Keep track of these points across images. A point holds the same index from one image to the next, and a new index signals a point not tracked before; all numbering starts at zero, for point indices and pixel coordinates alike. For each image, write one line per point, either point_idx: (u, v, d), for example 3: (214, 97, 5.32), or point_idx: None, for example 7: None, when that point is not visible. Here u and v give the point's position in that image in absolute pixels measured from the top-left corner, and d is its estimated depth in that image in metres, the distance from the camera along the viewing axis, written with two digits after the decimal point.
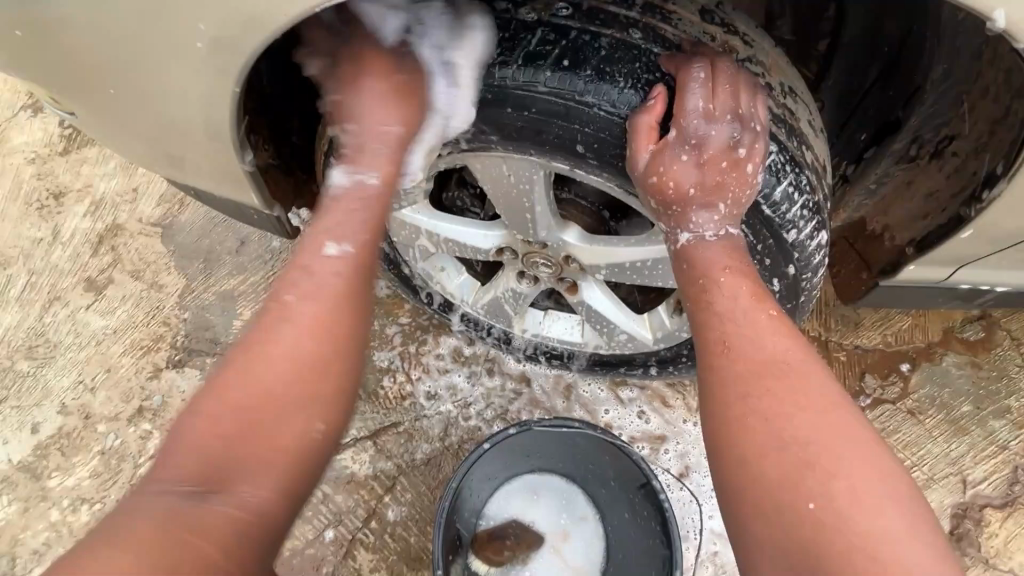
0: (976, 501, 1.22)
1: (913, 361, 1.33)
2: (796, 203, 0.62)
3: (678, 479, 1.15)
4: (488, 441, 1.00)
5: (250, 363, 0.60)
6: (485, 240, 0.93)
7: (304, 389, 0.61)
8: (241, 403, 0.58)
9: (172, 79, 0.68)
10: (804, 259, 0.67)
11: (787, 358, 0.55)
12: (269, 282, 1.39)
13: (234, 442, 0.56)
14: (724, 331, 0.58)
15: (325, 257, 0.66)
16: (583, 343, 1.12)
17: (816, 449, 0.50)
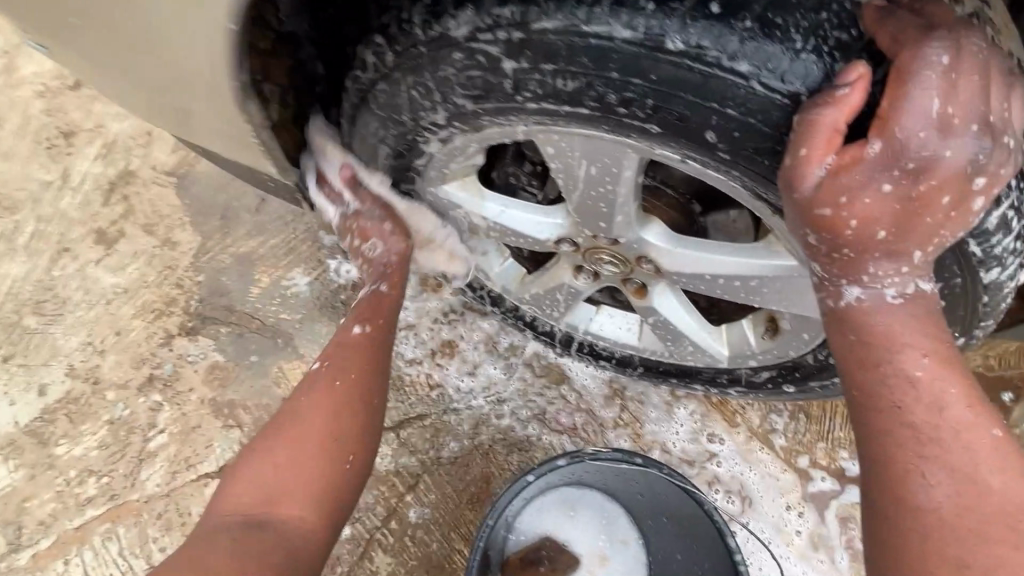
0: None
1: (1017, 390, 1.14)
2: (1012, 234, 0.48)
3: (762, 542, 1.03)
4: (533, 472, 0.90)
5: (282, 425, 0.69)
6: (538, 229, 0.77)
7: (328, 431, 0.69)
8: (281, 458, 0.66)
9: (163, 17, 0.56)
10: (992, 301, 0.54)
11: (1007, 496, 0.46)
12: (290, 246, 1.26)
13: (271, 490, 0.65)
14: (920, 449, 0.47)
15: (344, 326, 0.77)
16: (639, 347, 0.97)
17: None
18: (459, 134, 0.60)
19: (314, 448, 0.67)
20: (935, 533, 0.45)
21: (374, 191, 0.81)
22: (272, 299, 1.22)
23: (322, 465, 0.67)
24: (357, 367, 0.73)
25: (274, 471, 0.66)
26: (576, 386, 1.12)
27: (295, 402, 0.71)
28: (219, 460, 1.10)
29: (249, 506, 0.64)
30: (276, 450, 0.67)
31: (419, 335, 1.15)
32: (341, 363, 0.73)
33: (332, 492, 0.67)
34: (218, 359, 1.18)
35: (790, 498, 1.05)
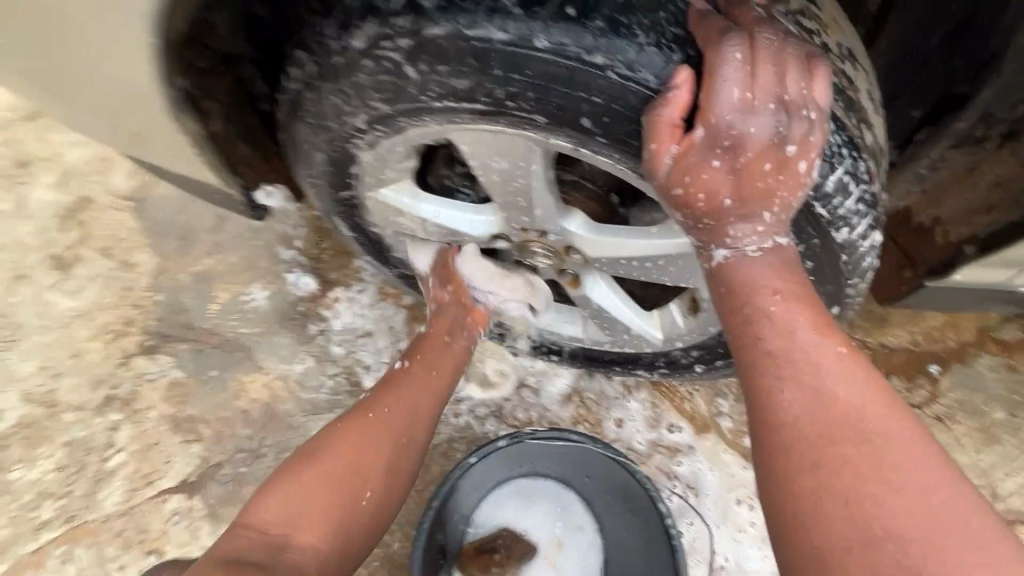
0: (1005, 515, 1.11)
1: (943, 362, 1.20)
2: (851, 196, 0.55)
3: (708, 524, 1.09)
4: (475, 453, 0.95)
5: (310, 453, 0.78)
6: (473, 227, 0.82)
7: (357, 461, 0.79)
8: (318, 480, 0.76)
9: (105, 56, 0.65)
10: (853, 261, 0.61)
11: (862, 406, 0.48)
12: (248, 263, 1.29)
13: (295, 517, 0.71)
14: (776, 371, 0.51)
15: (414, 362, 0.93)
16: (582, 337, 1.02)
17: (906, 538, 0.42)
18: (381, 136, 0.66)
19: (347, 473, 0.78)
20: (798, 451, 0.48)
21: (319, 199, 0.86)
22: (231, 314, 1.25)
23: (350, 499, 0.76)
24: (416, 401, 0.89)
25: (299, 492, 0.73)
26: (531, 382, 1.16)
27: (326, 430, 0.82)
28: (179, 476, 1.11)
29: (276, 529, 0.70)
30: (304, 474, 0.76)
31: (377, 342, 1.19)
32: (410, 389, 0.90)
33: (345, 531, 0.74)
34: (177, 375, 1.19)
35: (731, 483, 1.10)
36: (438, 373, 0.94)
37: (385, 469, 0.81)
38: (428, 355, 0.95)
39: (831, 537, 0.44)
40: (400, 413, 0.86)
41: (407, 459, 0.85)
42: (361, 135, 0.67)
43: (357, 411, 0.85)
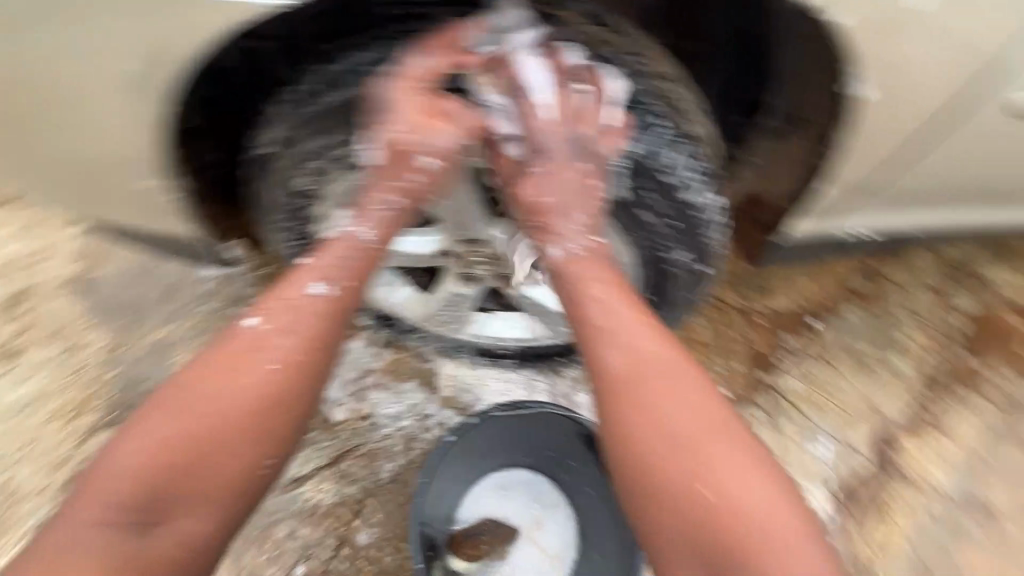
0: (890, 428, 1.33)
1: (821, 315, 1.44)
2: (683, 168, 0.85)
3: None
4: (452, 433, 1.09)
5: (181, 402, 0.75)
6: (422, 246, 1.00)
7: (246, 416, 0.76)
8: (191, 455, 0.73)
9: (100, 112, 0.76)
10: (698, 216, 0.88)
11: (678, 414, 0.77)
12: (205, 325, 1.34)
13: (175, 476, 0.72)
14: (611, 346, 0.81)
15: (304, 296, 0.81)
16: (527, 336, 1.18)
17: (687, 441, 0.76)
18: (340, 178, 0.91)
19: (227, 443, 0.75)
20: (630, 395, 0.79)
21: (288, 249, 1.03)
22: None
23: (234, 466, 0.75)
24: (305, 346, 0.80)
25: (178, 454, 0.73)
26: (491, 389, 1.29)
27: (193, 381, 0.76)
28: None
29: (151, 489, 0.71)
30: (173, 439, 0.73)
31: (341, 378, 1.29)
32: (286, 348, 0.79)
33: (239, 485, 0.76)
34: None
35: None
36: (316, 318, 0.81)
37: (274, 431, 0.77)
38: (325, 278, 0.83)
39: (647, 450, 0.77)
40: (272, 372, 0.77)
41: (290, 422, 0.79)
42: (326, 181, 0.91)
43: (236, 356, 0.78)
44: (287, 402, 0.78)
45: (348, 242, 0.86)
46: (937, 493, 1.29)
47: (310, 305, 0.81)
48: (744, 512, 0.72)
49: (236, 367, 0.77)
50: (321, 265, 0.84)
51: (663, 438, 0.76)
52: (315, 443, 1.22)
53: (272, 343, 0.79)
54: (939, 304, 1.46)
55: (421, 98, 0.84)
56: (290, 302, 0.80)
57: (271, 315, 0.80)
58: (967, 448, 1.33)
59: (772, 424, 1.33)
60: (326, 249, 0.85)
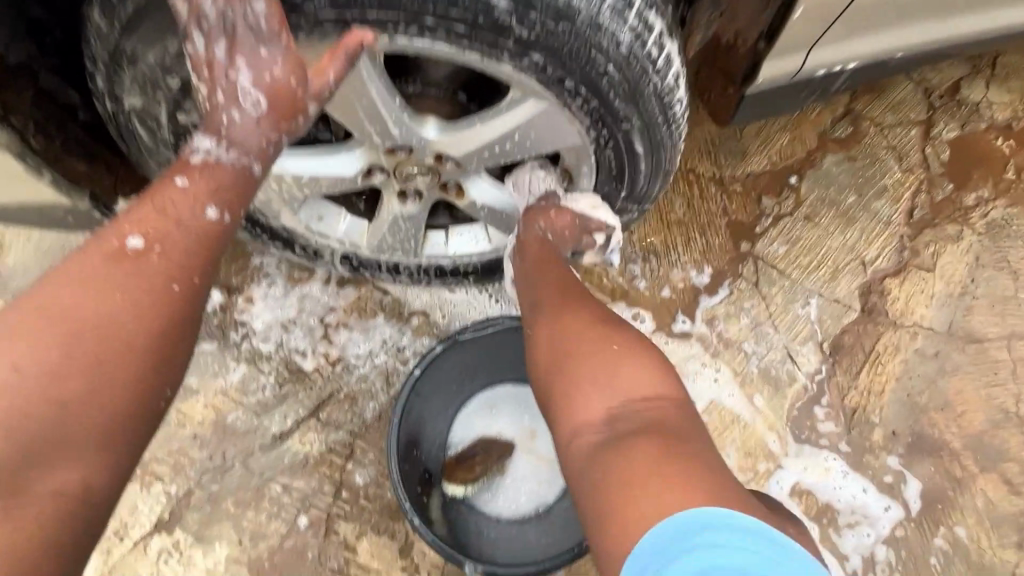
0: (876, 276, 1.29)
1: (799, 172, 1.36)
2: (628, 13, 0.65)
3: None
4: (417, 365, 1.01)
5: (42, 319, 0.55)
6: (346, 166, 0.85)
7: (137, 334, 0.57)
8: (74, 388, 0.53)
9: None
10: (658, 74, 0.70)
11: (583, 326, 0.79)
12: None
13: (37, 409, 0.52)
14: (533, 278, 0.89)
15: (195, 210, 0.63)
16: (489, 249, 1.08)
17: (588, 340, 0.77)
18: (195, 104, 0.70)
19: (115, 376, 0.56)
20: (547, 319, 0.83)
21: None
22: None
23: (120, 390, 0.56)
24: (203, 268, 0.63)
25: (48, 391, 0.52)
26: (460, 312, 1.22)
27: (54, 296, 0.56)
28: (153, 517, 1.09)
29: (3, 434, 0.50)
30: (37, 379, 0.52)
31: (302, 326, 1.20)
32: (185, 263, 0.62)
33: (133, 424, 0.56)
34: None
35: (655, 332, 1.27)
36: (211, 236, 0.64)
37: (174, 349, 0.60)
38: (218, 195, 0.64)
39: (554, 354, 0.78)
40: (165, 288, 0.60)
41: (190, 342, 0.62)
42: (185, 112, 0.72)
43: (117, 265, 0.59)
44: (186, 323, 0.61)
45: (232, 170, 0.65)
46: (925, 330, 1.25)
47: (205, 230, 0.63)
48: (636, 387, 0.70)
49: (125, 278, 0.58)
50: (197, 184, 0.64)
51: (567, 342, 0.78)
52: (290, 397, 1.17)
53: (166, 257, 0.61)
54: (918, 138, 1.38)
55: (273, 17, 0.61)
56: (178, 218, 0.62)
57: (155, 231, 0.61)
58: (955, 280, 1.29)
59: (758, 292, 1.28)
60: (198, 168, 0.64)
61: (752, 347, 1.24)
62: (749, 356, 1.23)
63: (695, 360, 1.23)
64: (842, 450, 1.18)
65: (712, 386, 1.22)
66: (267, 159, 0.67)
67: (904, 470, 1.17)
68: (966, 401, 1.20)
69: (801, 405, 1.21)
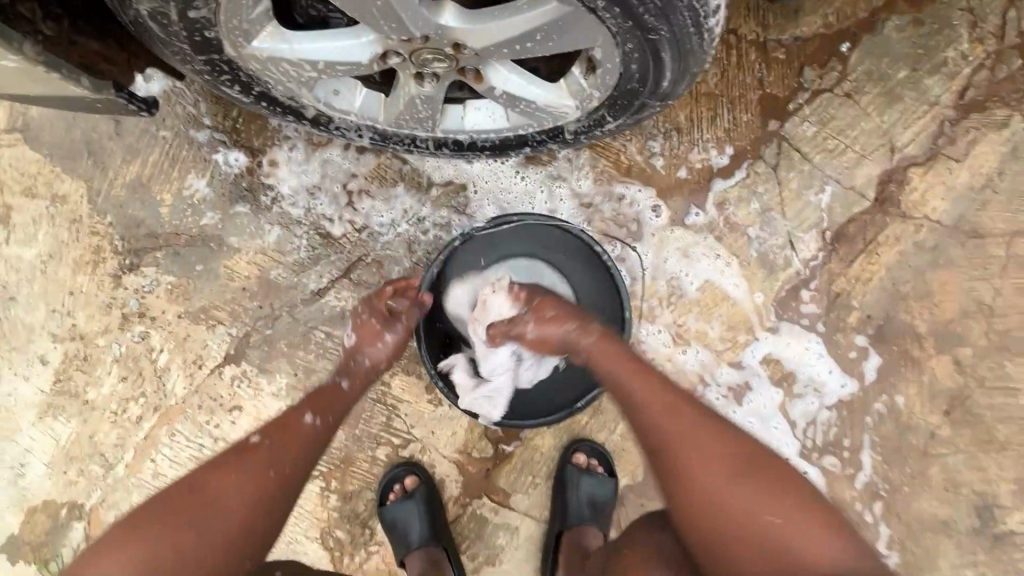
0: (900, 164, 1.26)
1: (853, 39, 1.24)
2: None
3: (657, 251, 1.30)
4: (437, 263, 1.18)
5: (195, 484, 0.92)
6: (360, 50, 0.83)
7: (241, 504, 0.90)
8: (187, 537, 0.85)
9: None
10: None
11: (722, 476, 0.89)
12: (173, 156, 1.29)
13: (165, 551, 0.84)
14: (662, 412, 0.93)
15: (298, 416, 1.01)
16: (509, 127, 1.07)
17: (730, 501, 0.87)
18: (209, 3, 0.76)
19: (217, 534, 0.87)
20: (676, 459, 0.90)
21: (209, 81, 0.96)
22: (184, 212, 1.29)
23: (214, 555, 0.87)
24: (284, 464, 0.96)
25: (172, 537, 0.85)
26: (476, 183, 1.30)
27: (208, 474, 0.93)
28: (221, 352, 1.29)
29: (137, 565, 0.82)
30: (167, 527, 0.86)
31: (327, 193, 1.29)
32: (275, 458, 0.96)
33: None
34: (170, 279, 1.29)
35: (665, 222, 1.30)
36: (302, 436, 0.99)
37: (256, 531, 0.91)
38: (313, 407, 1.02)
39: (698, 505, 0.88)
40: (265, 480, 0.93)
41: (267, 529, 0.93)
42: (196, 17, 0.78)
43: (242, 453, 0.96)
44: (272, 510, 0.93)
45: (327, 388, 1.06)
46: (931, 224, 1.27)
47: (302, 431, 0.99)
48: (789, 548, 0.83)
49: (245, 463, 0.94)
50: (310, 403, 1.03)
51: (714, 496, 0.88)
52: (323, 259, 1.29)
53: (267, 450, 0.96)
54: (1002, 1, 1.23)
55: None
56: (283, 418, 1.01)
57: (268, 432, 0.99)
58: (982, 172, 1.26)
59: (775, 176, 1.27)
60: (312, 390, 1.06)
61: (755, 232, 1.29)
62: (750, 240, 1.29)
63: (699, 242, 1.29)
64: (819, 330, 1.30)
65: (710, 265, 1.30)
66: (359, 338, 1.12)
67: (869, 348, 1.29)
68: (947, 293, 1.28)
69: (791, 288, 1.30)
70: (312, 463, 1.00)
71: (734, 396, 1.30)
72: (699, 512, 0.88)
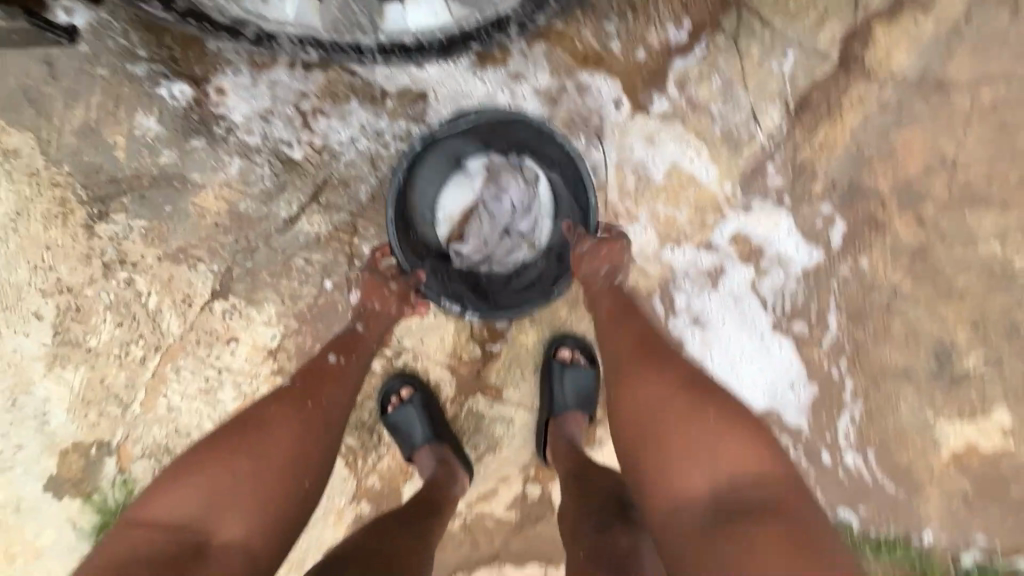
0: (864, 18, 1.22)
1: None
2: None
3: (621, 140, 1.30)
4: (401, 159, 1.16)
5: (244, 421, 0.97)
6: None
7: (290, 428, 0.96)
8: (245, 461, 0.91)
9: None
10: None
11: (674, 426, 0.92)
12: (116, 96, 1.25)
13: (227, 475, 0.89)
14: (627, 378, 1.03)
15: (323, 358, 1.11)
16: (447, 20, 1.07)
17: (678, 449, 0.90)
18: None
19: (274, 455, 0.92)
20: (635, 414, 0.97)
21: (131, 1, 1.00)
22: (141, 152, 1.27)
23: (278, 473, 0.91)
24: (324, 397, 1.03)
25: (231, 463, 0.90)
26: (433, 89, 1.27)
27: (254, 411, 1.00)
28: (207, 288, 1.33)
29: (203, 493, 0.87)
30: (226, 455, 0.91)
31: (281, 117, 1.26)
32: (312, 391, 1.03)
33: (278, 495, 0.90)
34: (142, 223, 1.30)
35: (628, 108, 1.29)
36: (334, 373, 1.08)
37: (313, 454, 0.96)
38: (336, 351, 1.13)
39: (648, 457, 0.92)
40: (309, 407, 1.00)
41: (322, 451, 0.98)
42: None
43: (284, 391, 1.03)
44: (322, 434, 0.99)
45: (345, 337, 1.16)
46: (896, 80, 1.25)
47: (330, 368, 1.09)
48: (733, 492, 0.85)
49: (287, 396, 1.01)
50: (335, 352, 1.12)
51: (665, 444, 0.92)
52: (289, 186, 1.29)
53: (302, 383, 1.05)
54: None
55: None
56: (314, 364, 1.10)
57: (302, 375, 1.07)
58: (947, 18, 1.22)
59: (734, 48, 1.25)
60: (337, 342, 1.16)
61: (718, 109, 1.27)
62: (714, 117, 1.28)
63: (662, 126, 1.29)
64: (786, 203, 1.32)
65: (676, 149, 1.30)
66: (368, 292, 1.22)
67: (834, 214, 1.32)
68: (912, 151, 1.28)
69: (757, 163, 1.30)
70: (350, 397, 1.07)
71: (711, 278, 1.36)
72: (655, 471, 0.90)
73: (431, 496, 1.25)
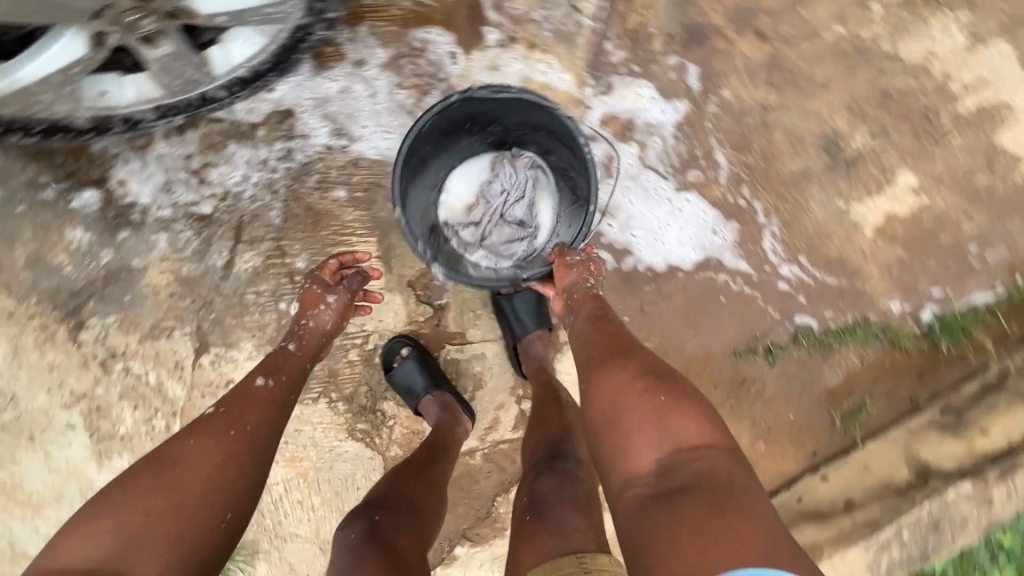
0: None
1: None
2: None
3: (467, 76, 1.42)
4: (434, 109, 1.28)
5: (161, 456, 1.00)
6: (76, 46, 1.05)
7: (212, 461, 1.01)
8: (159, 499, 0.94)
9: None
10: None
11: (631, 410, 1.02)
12: (43, 221, 1.41)
13: (144, 513, 0.92)
14: (591, 367, 1.13)
15: (250, 381, 1.17)
16: (257, 44, 1.20)
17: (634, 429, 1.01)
18: None
19: (193, 491, 0.97)
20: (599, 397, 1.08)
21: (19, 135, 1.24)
22: (85, 259, 1.44)
23: (200, 507, 0.96)
24: (253, 424, 1.10)
25: (148, 502, 0.93)
26: (292, 104, 1.39)
27: (171, 443, 1.03)
28: (189, 347, 1.51)
29: (117, 532, 0.89)
30: (140, 493, 0.94)
31: (180, 182, 1.42)
32: (236, 419, 1.09)
33: (201, 527, 0.95)
34: (114, 317, 1.48)
35: (465, 48, 1.41)
36: (258, 399, 1.14)
37: (237, 485, 1.02)
38: (264, 371, 1.20)
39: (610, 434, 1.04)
40: (236, 436, 1.06)
41: (248, 480, 1.04)
42: None
43: (204, 420, 1.07)
44: (247, 463, 1.05)
45: (270, 359, 1.24)
46: None
47: (258, 393, 1.15)
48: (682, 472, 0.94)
49: (208, 427, 1.06)
50: (264, 375, 1.19)
51: (620, 424, 1.03)
52: (214, 236, 1.45)
53: (224, 414, 1.09)
54: None
55: None
56: (236, 389, 1.16)
57: (225, 403, 1.12)
58: None
59: None
60: (261, 363, 1.24)
61: (540, 15, 1.39)
62: (540, 24, 1.40)
63: (497, 49, 1.41)
64: (635, 71, 1.43)
65: (520, 66, 1.43)
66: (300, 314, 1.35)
67: (682, 62, 1.42)
68: None
69: (596, 47, 1.43)
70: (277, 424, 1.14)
71: (606, 169, 1.53)
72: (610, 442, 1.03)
73: (440, 442, 1.41)
